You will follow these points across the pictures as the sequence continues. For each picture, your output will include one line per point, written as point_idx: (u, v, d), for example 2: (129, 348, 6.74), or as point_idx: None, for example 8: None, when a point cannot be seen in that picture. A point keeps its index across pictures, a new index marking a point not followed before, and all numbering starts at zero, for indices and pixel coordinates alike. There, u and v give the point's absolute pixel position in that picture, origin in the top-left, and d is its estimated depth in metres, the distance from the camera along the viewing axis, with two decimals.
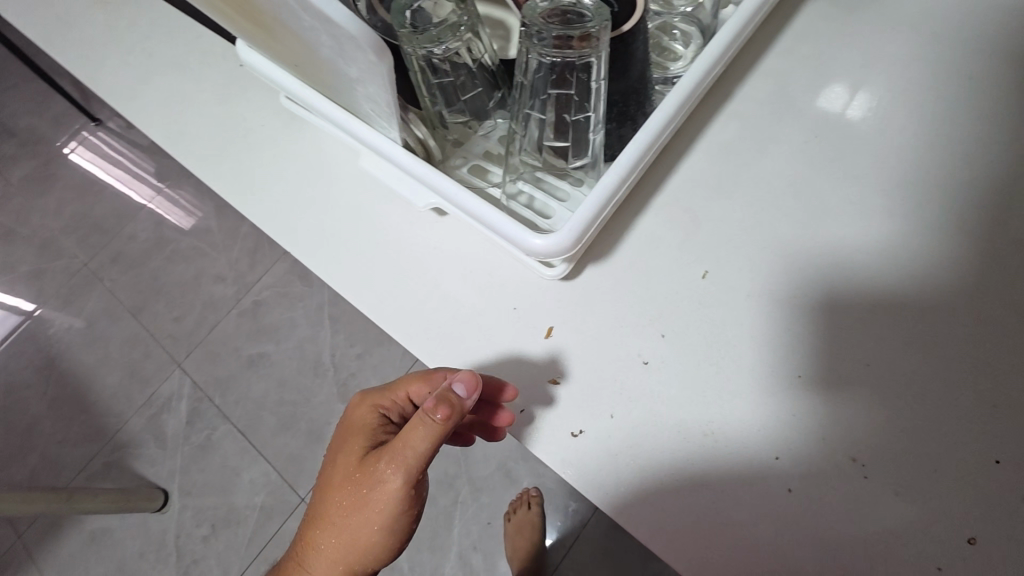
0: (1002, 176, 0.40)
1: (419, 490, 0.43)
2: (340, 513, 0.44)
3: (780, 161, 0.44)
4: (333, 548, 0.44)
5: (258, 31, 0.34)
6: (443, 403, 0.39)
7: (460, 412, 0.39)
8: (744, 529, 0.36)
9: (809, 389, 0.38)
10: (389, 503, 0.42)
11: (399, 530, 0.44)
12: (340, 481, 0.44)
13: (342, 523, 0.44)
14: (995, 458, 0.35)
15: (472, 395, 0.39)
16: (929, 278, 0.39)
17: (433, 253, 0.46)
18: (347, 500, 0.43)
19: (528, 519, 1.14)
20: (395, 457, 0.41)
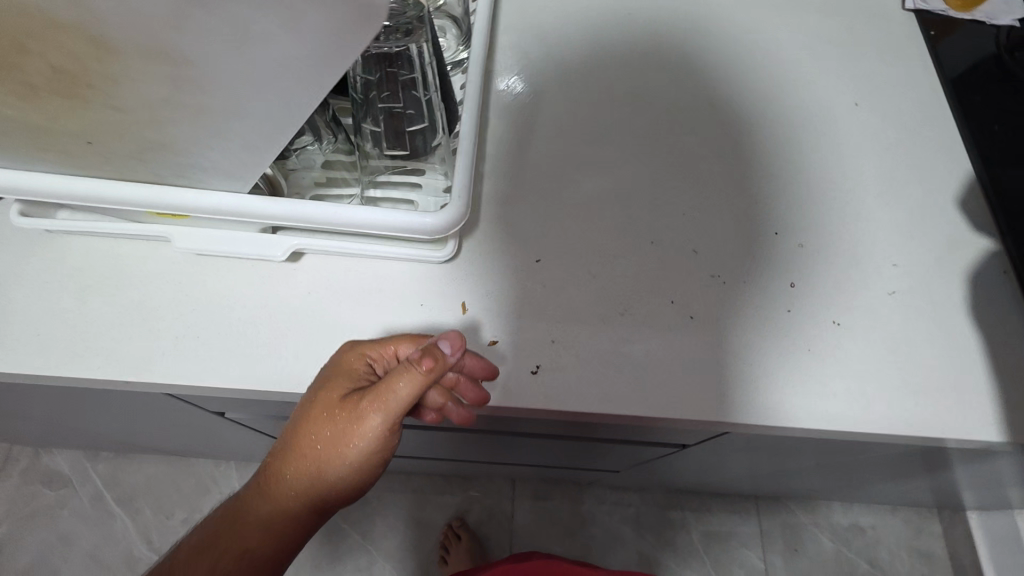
0: (677, 68, 0.58)
1: (395, 438, 0.40)
2: (310, 443, 0.40)
3: (551, 109, 0.55)
4: (292, 478, 0.40)
5: (59, 111, 0.27)
6: (428, 353, 0.37)
7: (443, 368, 0.37)
8: (686, 361, 0.44)
9: (662, 249, 0.48)
10: (365, 443, 0.39)
11: (365, 475, 0.41)
12: (311, 413, 0.39)
13: (311, 456, 0.40)
14: (774, 231, 0.49)
15: (456, 355, 0.38)
16: (684, 145, 0.54)
17: (311, 297, 0.43)
18: (323, 435, 0.39)
19: (465, 547, 1.14)
20: (377, 397, 0.38)
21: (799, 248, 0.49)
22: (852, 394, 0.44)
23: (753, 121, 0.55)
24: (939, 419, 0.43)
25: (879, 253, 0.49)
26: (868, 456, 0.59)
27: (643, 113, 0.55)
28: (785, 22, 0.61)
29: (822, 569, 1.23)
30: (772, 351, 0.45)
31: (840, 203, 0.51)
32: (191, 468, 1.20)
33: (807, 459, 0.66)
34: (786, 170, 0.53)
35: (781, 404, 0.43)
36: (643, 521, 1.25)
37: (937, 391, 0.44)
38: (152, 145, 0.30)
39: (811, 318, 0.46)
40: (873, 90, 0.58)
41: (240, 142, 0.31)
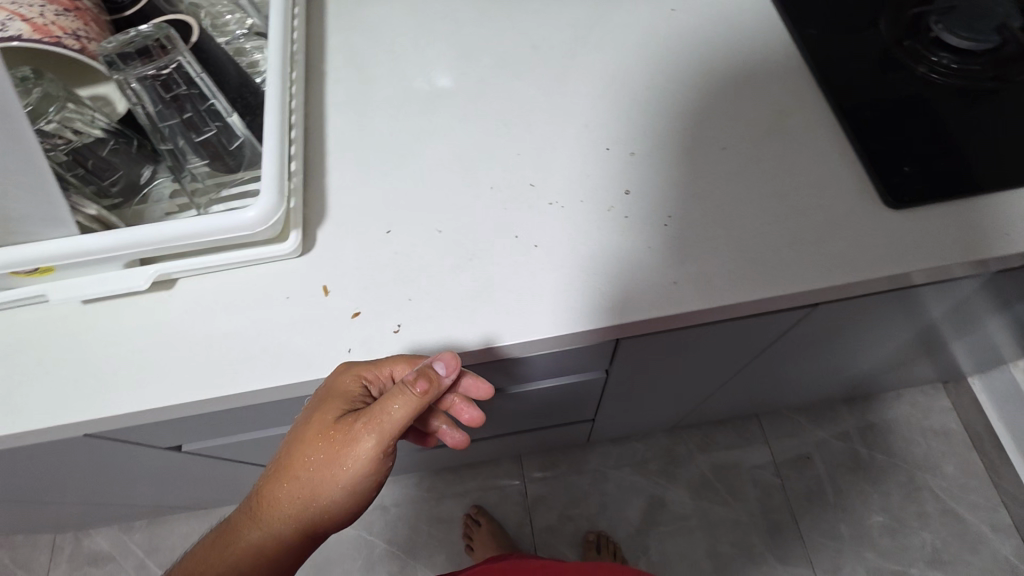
0: (496, 26, 0.61)
1: (386, 461, 0.45)
2: (306, 466, 0.44)
3: (386, 91, 0.58)
4: (287, 500, 0.44)
5: None
6: (422, 376, 0.41)
7: (434, 389, 0.42)
8: (537, 286, 0.47)
9: (503, 192, 0.51)
10: (359, 464, 0.43)
11: (355, 497, 0.45)
12: (308, 437, 0.44)
13: (307, 478, 0.44)
14: (606, 147, 0.53)
15: (450, 375, 0.43)
16: (513, 92, 0.56)
17: (187, 316, 0.47)
18: (319, 457, 0.43)
19: (486, 531, 1.18)
20: (372, 420, 0.43)
21: (631, 157, 0.52)
22: (693, 277, 0.47)
23: (577, 52, 0.58)
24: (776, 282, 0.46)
25: (703, 144, 0.52)
26: (778, 338, 0.60)
27: (478, 72, 0.58)
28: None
29: (842, 470, 1.22)
30: (612, 258, 0.48)
31: (664, 107, 0.54)
32: (218, 519, 1.27)
33: (740, 359, 0.67)
34: (611, 91, 0.55)
35: (630, 302, 0.46)
36: (654, 466, 1.26)
37: (771, 255, 0.47)
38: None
39: (644, 217, 0.49)
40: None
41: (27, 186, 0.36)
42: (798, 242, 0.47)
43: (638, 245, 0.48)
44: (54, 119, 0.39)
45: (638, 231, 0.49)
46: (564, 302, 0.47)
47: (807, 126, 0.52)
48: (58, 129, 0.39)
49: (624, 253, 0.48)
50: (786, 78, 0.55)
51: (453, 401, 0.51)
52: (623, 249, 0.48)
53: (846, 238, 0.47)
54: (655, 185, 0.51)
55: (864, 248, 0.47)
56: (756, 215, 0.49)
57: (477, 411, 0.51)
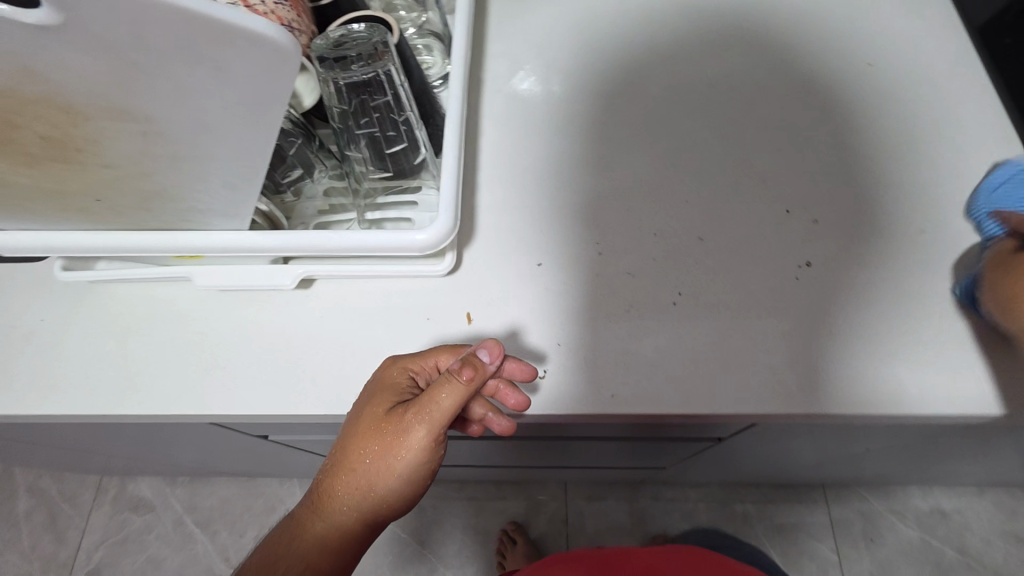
0: (671, 53, 0.56)
1: (438, 453, 0.42)
2: (352, 465, 0.41)
3: (546, 107, 0.54)
4: (337, 502, 0.41)
5: (57, 167, 0.30)
6: (468, 364, 0.39)
7: (482, 375, 0.39)
8: (699, 353, 0.43)
9: (667, 241, 0.47)
10: (409, 457, 0.40)
11: (407, 491, 0.42)
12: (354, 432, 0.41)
13: (355, 474, 0.41)
14: (786, 210, 0.48)
15: (495, 362, 0.40)
16: (683, 131, 0.52)
17: (323, 322, 0.45)
18: (366, 454, 0.40)
19: (523, 552, 1.14)
20: (422, 409, 0.40)
21: (814, 225, 0.47)
22: (882, 374, 0.42)
23: (758, 97, 0.53)
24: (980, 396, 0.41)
25: (899, 221, 0.47)
26: (923, 438, 0.55)
27: (648, 101, 0.54)
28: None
29: (906, 560, 1.15)
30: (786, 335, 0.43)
31: (854, 173, 0.49)
32: (257, 489, 1.28)
33: (863, 446, 0.62)
34: (792, 147, 0.51)
35: (803, 390, 0.42)
36: (703, 516, 1.21)
37: (976, 365, 0.42)
38: (153, 196, 0.34)
39: (827, 294, 0.45)
40: (889, 46, 0.55)
41: (223, 185, 0.35)
42: (1008, 352, 0.41)
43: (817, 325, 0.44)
44: None
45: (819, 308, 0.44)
46: (729, 375, 0.42)
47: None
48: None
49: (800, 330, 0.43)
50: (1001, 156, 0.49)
51: (496, 387, 0.42)
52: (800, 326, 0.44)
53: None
54: (841, 260, 0.46)
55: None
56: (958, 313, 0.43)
57: (524, 396, 0.42)
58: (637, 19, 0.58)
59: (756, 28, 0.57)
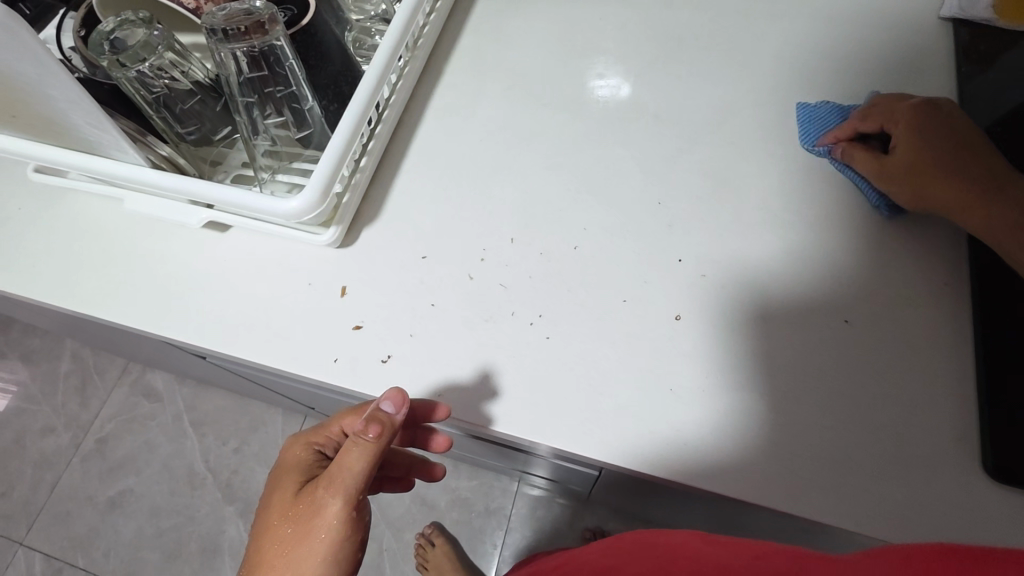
0: (622, 88, 0.57)
1: (358, 517, 0.50)
2: (287, 544, 0.49)
3: (489, 112, 0.56)
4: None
5: None
6: (374, 422, 0.39)
7: (389, 429, 0.40)
8: (542, 375, 0.44)
9: (551, 261, 0.48)
10: (331, 524, 0.48)
11: (342, 558, 0.50)
12: (284, 509, 0.51)
13: (284, 564, 0.49)
14: (680, 258, 0.48)
15: (401, 411, 0.41)
16: (609, 160, 0.53)
17: (222, 265, 0.49)
18: (296, 529, 0.49)
19: (442, 553, 1.09)
20: (334, 481, 0.48)
21: (701, 278, 0.47)
22: (704, 437, 0.42)
23: (695, 145, 0.54)
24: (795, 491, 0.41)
25: (779, 298, 0.46)
26: (799, 530, 0.51)
27: (586, 126, 0.55)
28: (762, 47, 0.59)
29: None
30: (629, 376, 0.44)
31: (761, 239, 0.49)
32: (247, 407, 1.40)
33: (751, 522, 0.58)
34: (707, 200, 0.51)
35: (626, 437, 0.42)
36: None
37: (801, 457, 0.41)
38: (47, 123, 0.41)
39: (689, 344, 0.45)
40: None
41: (85, 124, 0.39)
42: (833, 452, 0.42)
43: (664, 373, 0.44)
44: (152, 67, 0.43)
45: (676, 358, 0.44)
46: (560, 401, 0.43)
47: (928, 343, 0.45)
48: (166, 65, 0.44)
49: (648, 373, 0.44)
50: (922, 268, 0.48)
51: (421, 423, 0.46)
52: (649, 370, 0.44)
53: (901, 483, 0.41)
54: (716, 320, 0.45)
55: (919, 506, 0.40)
56: (808, 406, 0.43)
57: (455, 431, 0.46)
58: (601, 52, 0.60)
59: (720, 82, 0.57)
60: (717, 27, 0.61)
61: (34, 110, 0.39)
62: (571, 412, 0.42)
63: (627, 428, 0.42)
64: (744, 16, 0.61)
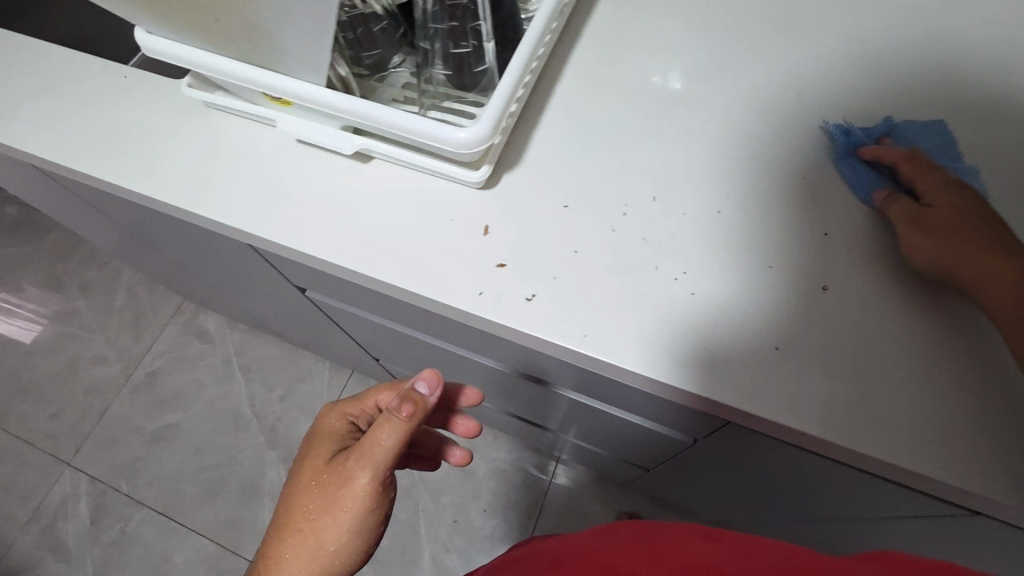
0: (765, 60, 0.57)
1: (381, 496, 0.53)
2: (309, 514, 0.52)
3: (628, 75, 0.56)
4: (293, 551, 0.52)
5: None
6: (408, 398, 0.52)
7: (420, 405, 0.53)
8: (686, 326, 0.44)
9: (692, 220, 0.49)
10: (355, 498, 0.51)
11: (362, 535, 0.53)
12: (307, 481, 0.55)
13: (310, 527, 0.52)
14: (824, 231, 0.49)
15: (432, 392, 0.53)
16: (749, 131, 0.53)
17: (366, 192, 0.51)
18: (320, 500, 0.52)
19: None
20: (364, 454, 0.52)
21: (845, 250, 0.48)
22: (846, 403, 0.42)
23: (833, 127, 0.53)
24: (940, 459, 0.41)
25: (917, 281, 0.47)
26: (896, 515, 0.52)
27: (727, 97, 0.55)
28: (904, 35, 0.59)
29: None
30: (773, 331, 0.45)
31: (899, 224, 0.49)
32: (295, 358, 1.43)
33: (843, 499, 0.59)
34: (847, 179, 0.51)
35: (766, 393, 0.43)
36: None
37: (942, 428, 0.42)
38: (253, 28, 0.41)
39: (835, 306, 0.46)
40: (992, 119, 0.53)
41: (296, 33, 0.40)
42: (982, 427, 0.42)
43: (805, 332, 0.45)
44: None
45: (820, 322, 0.45)
46: (705, 352, 0.44)
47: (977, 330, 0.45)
48: None
49: (792, 332, 0.45)
50: None
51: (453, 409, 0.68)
52: (794, 329, 0.45)
53: None
54: (860, 292, 0.46)
55: None
56: (888, 363, 0.44)
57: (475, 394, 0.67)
58: (743, 26, 0.59)
59: (863, 65, 0.56)
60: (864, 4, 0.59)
61: (250, 12, 0.39)
62: (716, 363, 0.43)
63: (773, 384, 0.43)
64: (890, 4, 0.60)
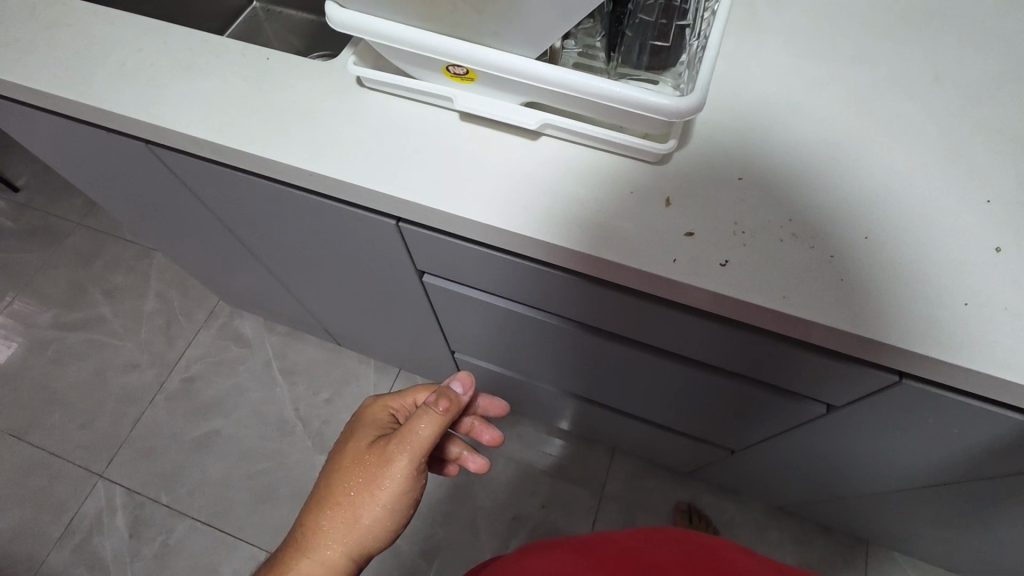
0: (902, 39, 0.59)
1: (416, 479, 0.55)
2: (345, 492, 0.54)
3: (774, 58, 0.59)
4: (330, 524, 0.54)
5: None
6: (446, 397, 0.55)
7: (457, 400, 0.56)
8: (878, 287, 0.46)
9: (861, 188, 0.50)
10: (394, 480, 0.54)
11: (396, 512, 0.55)
12: (344, 460, 0.56)
13: (348, 503, 0.54)
14: (987, 200, 0.49)
15: (466, 393, 0.59)
16: (901, 106, 0.55)
17: (543, 167, 0.53)
18: (358, 479, 0.54)
19: None
20: (404, 440, 0.54)
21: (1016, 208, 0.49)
22: None
23: (983, 104, 0.55)
24: None
25: None
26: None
27: (876, 74, 0.57)
28: None
29: None
30: (963, 289, 0.46)
31: None
32: (340, 360, 1.41)
33: (975, 463, 0.62)
34: (1005, 144, 0.52)
35: (969, 347, 0.44)
36: (738, 530, 1.20)
37: None
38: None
39: (1017, 263, 0.46)
40: None
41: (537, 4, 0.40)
42: None
43: (996, 289, 0.45)
44: None
45: (1006, 280, 0.46)
46: (899, 313, 0.45)
47: None
48: None
49: (981, 291, 0.45)
50: None
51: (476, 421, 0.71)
52: (982, 288, 0.45)
53: None
54: None
55: None
56: None
57: (501, 404, 0.74)
58: (874, 8, 0.62)
59: (999, 45, 0.58)
60: None
61: None
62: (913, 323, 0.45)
63: (974, 340, 0.44)
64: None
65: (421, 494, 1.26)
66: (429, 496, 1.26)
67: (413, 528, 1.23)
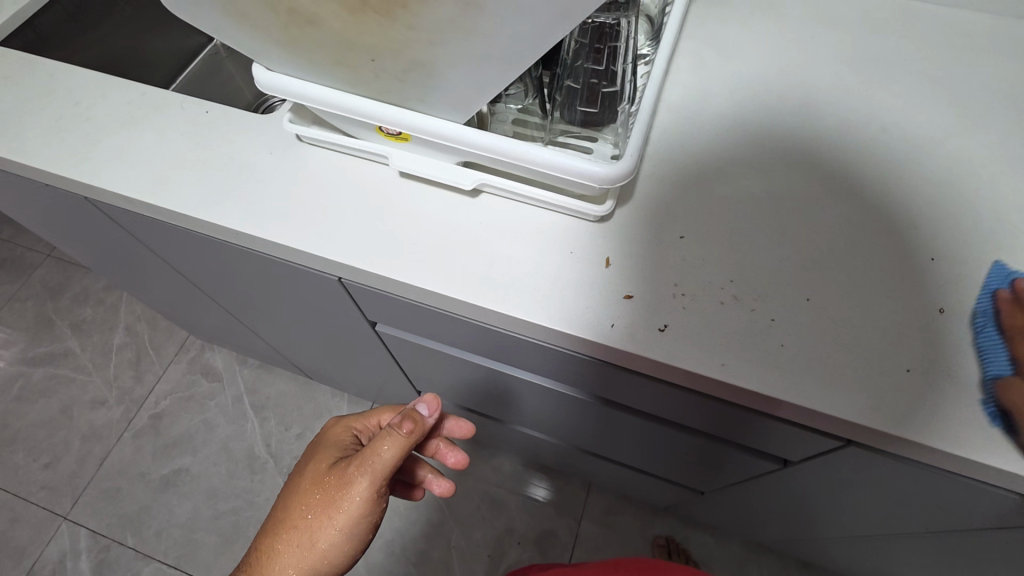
0: (847, 88, 0.59)
1: (377, 503, 0.52)
2: (304, 514, 0.52)
3: (721, 109, 0.58)
4: (287, 547, 0.52)
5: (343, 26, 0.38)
6: (410, 419, 0.53)
7: (421, 421, 0.53)
8: (819, 351, 0.45)
9: (803, 246, 0.50)
10: (352, 505, 0.51)
11: (355, 538, 0.52)
12: (305, 482, 0.54)
13: (306, 525, 0.52)
14: (931, 257, 0.49)
15: (431, 415, 0.55)
16: (845, 159, 0.55)
17: (482, 226, 0.52)
18: (317, 501, 0.52)
19: None
20: (364, 462, 0.52)
21: (960, 266, 0.48)
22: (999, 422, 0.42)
23: (927, 157, 0.54)
24: None
25: None
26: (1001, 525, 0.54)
27: (821, 125, 0.57)
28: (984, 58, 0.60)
29: None
30: (905, 354, 0.45)
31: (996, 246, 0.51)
32: (312, 393, 1.38)
33: (934, 515, 0.60)
34: (950, 198, 0.51)
35: (910, 417, 0.43)
36: (715, 564, 1.18)
37: None
38: (414, 70, 0.40)
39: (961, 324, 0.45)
40: None
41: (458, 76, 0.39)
42: None
43: (938, 353, 0.44)
44: None
45: (949, 343, 0.45)
46: (840, 380, 0.44)
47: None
48: None
49: (923, 357, 0.44)
50: None
51: (440, 445, 0.68)
52: (924, 354, 0.45)
53: None
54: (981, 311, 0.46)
55: None
56: None
57: (467, 423, 0.70)
58: (820, 56, 0.62)
59: (943, 95, 0.58)
60: (932, 31, 0.62)
61: (412, 56, 0.39)
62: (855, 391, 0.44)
63: (916, 409, 0.43)
64: (969, 38, 0.61)
65: (394, 532, 1.23)
66: (402, 534, 1.23)
67: (385, 567, 1.20)
